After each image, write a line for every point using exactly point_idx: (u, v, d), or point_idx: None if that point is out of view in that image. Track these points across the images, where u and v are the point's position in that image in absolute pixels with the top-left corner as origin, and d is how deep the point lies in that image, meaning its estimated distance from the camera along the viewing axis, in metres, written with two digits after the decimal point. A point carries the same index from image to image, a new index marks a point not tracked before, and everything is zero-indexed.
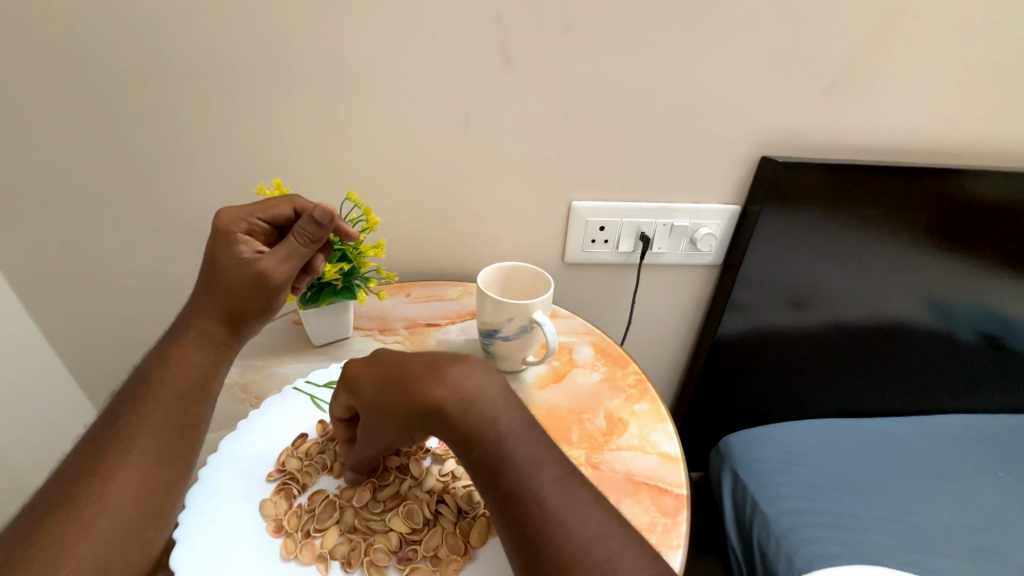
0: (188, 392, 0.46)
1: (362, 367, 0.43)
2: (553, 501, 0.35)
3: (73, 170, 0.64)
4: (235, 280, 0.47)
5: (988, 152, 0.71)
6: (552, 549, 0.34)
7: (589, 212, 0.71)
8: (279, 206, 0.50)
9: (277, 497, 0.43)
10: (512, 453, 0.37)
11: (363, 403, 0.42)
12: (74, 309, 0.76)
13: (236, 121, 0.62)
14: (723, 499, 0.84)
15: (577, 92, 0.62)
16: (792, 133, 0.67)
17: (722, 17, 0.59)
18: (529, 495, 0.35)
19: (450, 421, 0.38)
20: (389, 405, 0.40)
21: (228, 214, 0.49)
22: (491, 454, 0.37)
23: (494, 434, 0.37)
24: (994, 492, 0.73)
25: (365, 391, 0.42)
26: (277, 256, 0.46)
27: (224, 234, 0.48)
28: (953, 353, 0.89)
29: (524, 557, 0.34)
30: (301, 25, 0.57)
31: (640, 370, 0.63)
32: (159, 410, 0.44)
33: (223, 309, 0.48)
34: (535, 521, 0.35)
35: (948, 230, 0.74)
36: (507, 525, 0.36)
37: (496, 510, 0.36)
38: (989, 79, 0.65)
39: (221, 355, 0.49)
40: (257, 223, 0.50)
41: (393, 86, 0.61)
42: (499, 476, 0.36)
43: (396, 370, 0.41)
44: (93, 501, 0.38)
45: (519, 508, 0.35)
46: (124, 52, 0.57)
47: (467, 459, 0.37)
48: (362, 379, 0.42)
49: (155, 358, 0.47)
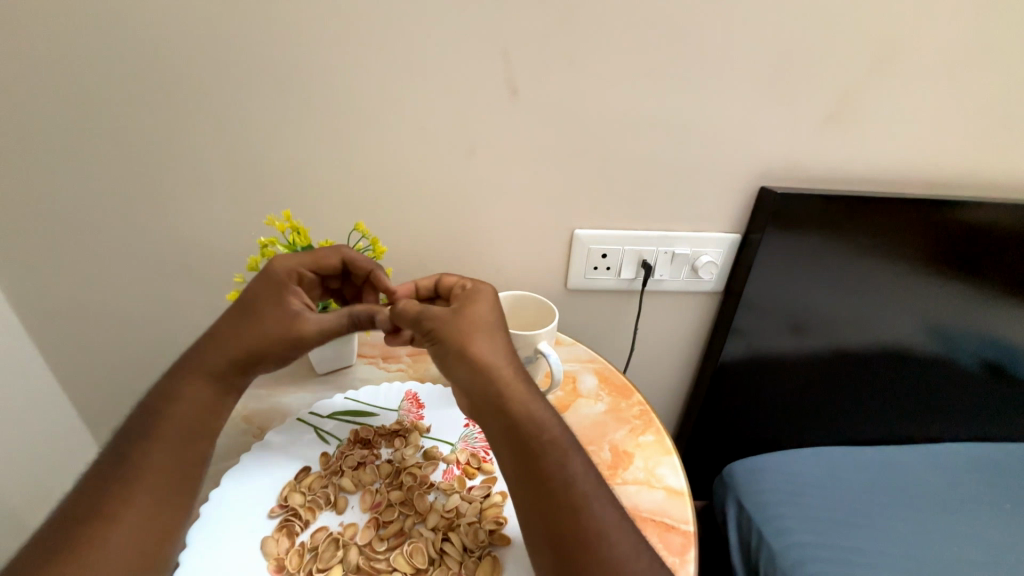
0: (195, 429, 0.46)
1: (484, 295, 0.50)
2: (606, 497, 0.41)
3: (81, 196, 0.64)
4: (280, 327, 0.49)
5: (981, 182, 0.73)
6: (608, 542, 0.38)
7: (592, 241, 0.72)
8: (330, 258, 0.53)
9: (279, 534, 0.43)
10: (574, 447, 0.43)
11: (464, 322, 0.48)
12: (74, 335, 0.75)
13: (245, 150, 0.63)
14: (727, 530, 0.82)
15: (579, 127, 0.64)
16: (789, 165, 0.69)
17: (718, 57, 0.61)
18: (588, 487, 0.41)
19: (528, 398, 0.44)
20: (483, 343, 0.46)
21: (284, 262, 0.51)
22: (557, 441, 0.42)
23: (561, 427, 0.44)
24: (1002, 525, 0.72)
25: (478, 313, 0.48)
26: (330, 321, 0.50)
27: (278, 282, 0.50)
28: (956, 379, 0.89)
29: (571, 548, 0.38)
30: (314, 59, 0.59)
31: (645, 400, 0.62)
32: (163, 450, 0.43)
33: (247, 352, 0.48)
34: (591, 514, 0.39)
35: (947, 257, 0.75)
36: (557, 513, 0.39)
37: (543, 494, 0.40)
38: (979, 114, 0.67)
39: (230, 394, 0.49)
40: (307, 275, 0.52)
41: (401, 117, 0.62)
42: (558, 462, 0.41)
43: (499, 332, 0.47)
44: (93, 546, 0.38)
45: (579, 497, 0.40)
46: (136, 81, 0.58)
47: (530, 440, 0.42)
48: (482, 302, 0.49)
49: (157, 395, 0.47)
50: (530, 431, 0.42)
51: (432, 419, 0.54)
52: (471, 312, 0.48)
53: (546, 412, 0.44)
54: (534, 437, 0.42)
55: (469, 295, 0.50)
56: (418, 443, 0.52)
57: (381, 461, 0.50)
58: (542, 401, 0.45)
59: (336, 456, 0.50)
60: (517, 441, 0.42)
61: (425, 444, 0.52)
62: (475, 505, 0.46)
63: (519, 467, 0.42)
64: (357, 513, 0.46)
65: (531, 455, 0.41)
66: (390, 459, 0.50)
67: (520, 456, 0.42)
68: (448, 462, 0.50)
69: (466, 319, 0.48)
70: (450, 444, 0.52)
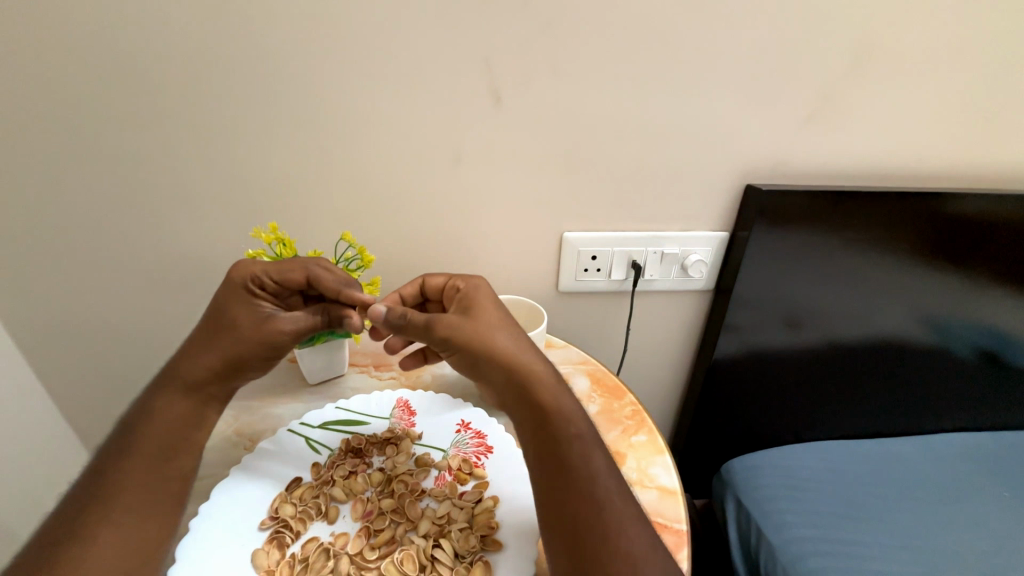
0: (172, 445, 0.46)
1: (487, 295, 0.52)
2: (625, 493, 0.42)
3: (71, 213, 0.65)
4: (249, 335, 0.49)
5: (964, 174, 0.73)
6: (627, 535, 0.39)
7: (581, 243, 0.73)
8: (294, 269, 0.50)
9: (269, 546, 0.42)
10: (596, 441, 0.44)
11: (479, 322, 0.49)
12: (64, 351, 0.75)
13: (232, 163, 0.64)
14: (728, 527, 0.82)
15: (564, 130, 0.65)
16: (774, 163, 0.69)
17: (699, 59, 0.62)
18: (610, 481, 0.42)
19: (552, 393, 0.46)
20: (501, 341, 0.48)
21: (246, 269, 0.50)
22: (583, 435, 0.44)
23: (587, 424, 0.45)
24: (999, 513, 0.72)
25: (490, 314, 0.50)
26: (307, 317, 0.52)
27: (240, 289, 0.50)
28: (950, 370, 0.89)
29: (594, 538, 0.39)
30: (299, 72, 0.59)
31: (637, 400, 0.62)
32: (141, 465, 0.44)
33: (222, 360, 0.49)
34: (613, 507, 0.40)
35: (936, 247, 0.75)
36: (581, 505, 0.40)
37: (568, 486, 0.41)
38: (961, 106, 0.68)
39: (211, 409, 0.50)
40: (269, 282, 0.50)
41: (387, 127, 0.63)
42: (582, 454, 0.43)
43: (514, 330, 0.49)
44: (71, 564, 0.37)
45: (600, 489, 0.41)
46: (123, 98, 0.59)
47: (555, 432, 0.44)
48: (487, 304, 0.51)
49: (136, 412, 0.47)
50: (557, 425, 0.44)
51: (424, 426, 0.55)
52: (483, 312, 0.50)
53: (573, 407, 0.46)
54: (561, 431, 0.44)
55: (472, 296, 0.52)
56: (410, 450, 0.52)
57: (373, 470, 0.50)
58: (567, 395, 0.47)
59: (327, 466, 0.50)
60: (544, 434, 0.44)
61: (417, 452, 0.52)
62: (466, 511, 0.46)
63: (545, 460, 0.43)
64: (348, 523, 0.45)
65: (558, 447, 0.43)
66: (381, 467, 0.50)
67: (546, 447, 0.43)
68: (440, 469, 0.50)
69: (481, 319, 0.49)
70: (441, 450, 0.52)
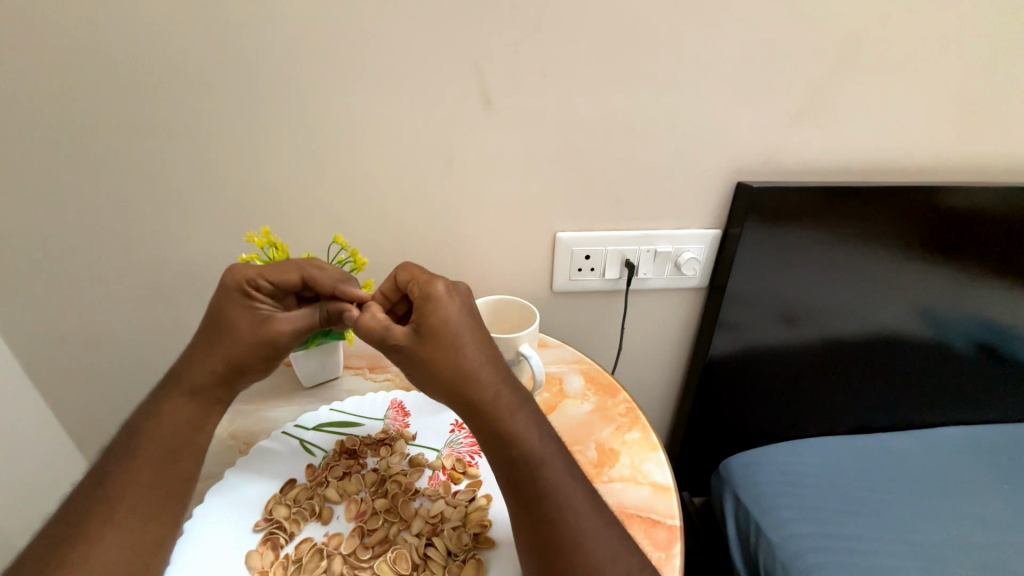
0: (176, 447, 0.47)
1: (440, 300, 0.46)
2: (584, 506, 0.41)
3: (67, 222, 0.65)
4: (250, 338, 0.50)
5: (954, 168, 0.74)
6: (581, 550, 0.39)
7: (574, 242, 0.73)
8: (288, 272, 0.50)
9: (264, 547, 0.43)
10: (550, 458, 0.42)
11: (424, 339, 0.45)
12: (62, 358, 0.76)
13: (226, 169, 0.64)
14: (727, 524, 0.82)
15: (554, 131, 0.65)
16: (764, 160, 0.70)
17: (687, 58, 0.62)
18: (564, 498, 0.41)
19: (499, 413, 0.43)
20: (445, 362, 0.44)
21: (238, 273, 0.49)
22: (533, 453, 0.42)
23: (537, 441, 0.43)
24: (996, 505, 0.72)
25: (434, 329, 0.45)
26: (305, 318, 0.51)
27: (235, 293, 0.49)
28: (947, 364, 0.89)
29: (547, 556, 0.39)
30: (291, 78, 0.60)
31: (631, 398, 0.62)
32: (145, 467, 0.45)
33: (225, 363, 0.49)
34: (567, 525, 0.40)
35: (929, 241, 0.75)
36: (533, 523, 0.40)
37: (521, 504, 0.41)
38: (949, 101, 0.68)
39: (215, 412, 0.50)
40: (264, 285, 0.50)
41: (379, 131, 0.63)
42: (533, 476, 0.41)
43: (463, 342, 0.44)
44: (78, 565, 0.39)
45: (553, 508, 0.40)
46: (117, 107, 0.60)
47: (504, 454, 0.42)
48: (438, 314, 0.45)
49: (142, 413, 0.48)
50: (505, 444, 0.42)
51: (419, 426, 0.55)
52: (428, 327, 0.45)
53: (524, 425, 0.43)
54: (510, 452, 0.42)
55: (424, 303, 0.46)
56: (404, 451, 0.52)
57: (367, 470, 0.50)
58: (522, 410, 0.44)
59: (321, 467, 0.50)
60: (495, 456, 0.43)
61: (411, 452, 0.52)
62: (459, 510, 0.46)
63: (500, 478, 0.43)
64: (343, 523, 0.46)
65: (507, 469, 0.42)
66: (375, 468, 0.51)
67: (498, 466, 0.43)
68: (433, 468, 0.50)
69: (426, 337, 0.45)
70: (436, 450, 0.52)
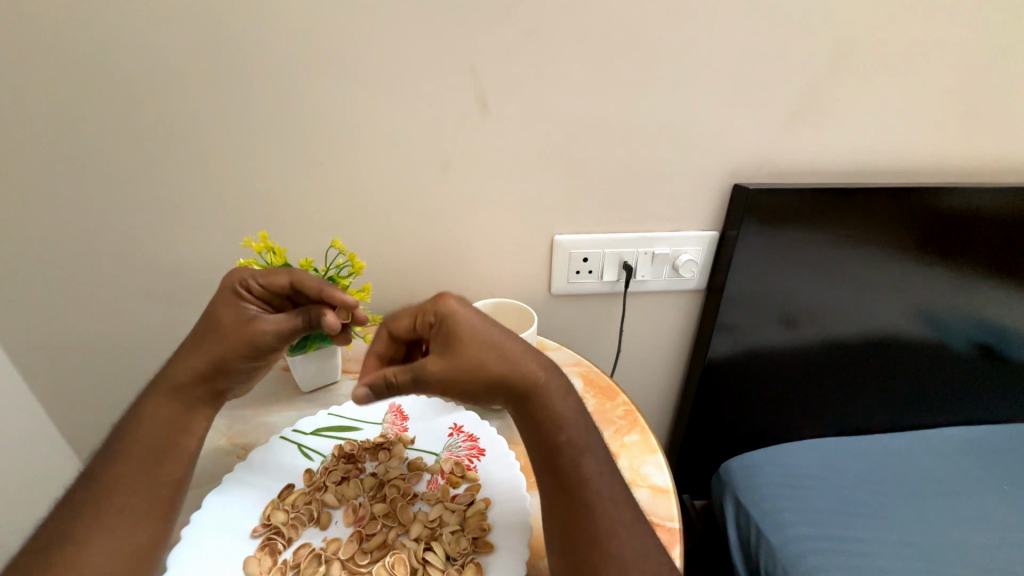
0: (161, 449, 0.46)
1: (467, 313, 0.45)
2: (620, 496, 0.42)
3: (64, 227, 0.66)
4: (232, 336, 0.49)
5: (949, 168, 0.74)
6: (618, 537, 0.40)
7: (572, 245, 0.73)
8: (277, 274, 0.50)
9: (261, 553, 0.43)
10: (590, 447, 0.44)
11: (461, 352, 0.43)
12: (59, 363, 0.76)
13: (224, 175, 0.64)
14: (727, 527, 0.82)
15: (551, 135, 0.66)
16: (761, 162, 0.70)
17: (682, 61, 0.63)
18: (602, 486, 0.42)
19: (543, 403, 0.44)
20: (486, 362, 0.44)
21: (234, 274, 0.51)
22: (576, 439, 0.43)
23: (581, 427, 0.44)
24: (995, 505, 0.72)
25: (471, 333, 0.44)
26: (288, 321, 0.49)
27: (229, 294, 0.50)
28: (946, 364, 0.89)
29: (583, 542, 0.40)
30: (288, 84, 0.60)
31: (630, 400, 0.62)
32: (132, 468, 0.44)
33: (207, 362, 0.49)
34: (605, 512, 0.41)
35: (926, 241, 0.76)
36: (572, 510, 0.41)
37: (560, 492, 0.42)
38: (943, 103, 0.69)
39: (199, 413, 0.49)
40: (255, 286, 0.50)
41: (377, 136, 0.64)
42: (575, 463, 0.43)
43: (507, 337, 0.45)
44: (64, 568, 0.39)
45: (592, 495, 0.42)
46: (115, 113, 0.60)
47: (547, 441, 0.43)
48: (468, 328, 0.44)
49: (128, 415, 0.48)
50: (548, 432, 0.44)
51: (417, 430, 0.55)
52: (463, 336, 0.44)
53: (568, 413, 0.44)
54: (553, 440, 0.43)
55: (450, 324, 0.45)
56: (403, 455, 0.52)
57: (366, 474, 0.50)
58: (566, 400, 0.45)
59: (320, 471, 0.50)
60: (538, 443, 0.44)
61: (409, 456, 0.52)
62: (458, 514, 0.46)
63: (539, 465, 0.44)
64: (341, 528, 0.46)
65: (549, 455, 0.43)
66: (374, 472, 0.50)
67: (539, 453, 0.44)
68: (432, 472, 0.50)
69: (462, 348, 0.43)
70: (434, 454, 0.52)
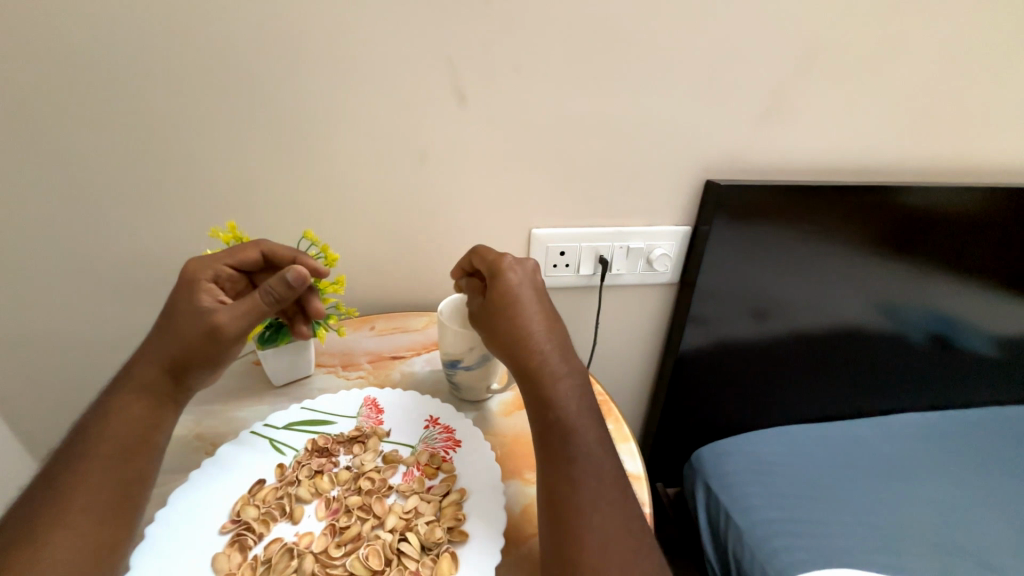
0: (129, 447, 0.44)
1: (509, 275, 0.50)
2: (607, 475, 0.44)
3: (14, 216, 0.62)
4: (190, 329, 0.47)
5: (908, 168, 0.78)
6: (597, 513, 0.41)
7: (549, 238, 0.74)
8: (246, 250, 0.52)
9: (230, 549, 0.42)
10: (583, 425, 0.46)
11: (492, 309, 0.50)
12: (10, 360, 0.72)
13: (190, 162, 0.62)
14: (699, 513, 0.84)
15: (528, 128, 0.66)
16: (732, 160, 0.72)
17: (658, 59, 0.64)
18: (588, 463, 0.44)
19: (543, 379, 0.47)
20: (506, 328, 0.49)
21: (197, 262, 0.51)
22: (569, 418, 0.46)
23: (575, 406, 0.46)
24: (943, 485, 0.77)
25: (502, 297, 0.49)
26: (246, 308, 0.48)
27: (189, 283, 0.49)
28: (902, 353, 0.94)
29: (564, 515, 0.41)
30: (258, 69, 0.58)
31: (604, 391, 0.64)
32: (96, 466, 0.42)
33: (170, 358, 0.47)
34: (588, 487, 0.42)
35: (884, 238, 0.80)
36: (557, 481, 0.43)
37: (548, 462, 0.44)
38: (900, 106, 0.72)
39: (167, 411, 0.47)
40: (222, 271, 0.51)
41: (351, 126, 0.62)
42: (565, 436, 0.45)
43: (528, 310, 0.49)
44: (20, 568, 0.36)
45: (577, 470, 0.43)
46: (69, 94, 0.56)
47: (542, 414, 0.46)
48: (505, 289, 0.50)
49: (92, 414, 0.46)
50: (545, 405, 0.46)
51: (393, 423, 0.55)
52: (497, 296, 0.50)
53: (566, 390, 0.47)
54: (547, 412, 0.46)
55: (495, 279, 0.51)
56: (378, 448, 0.52)
57: (340, 468, 0.50)
58: (569, 379, 0.48)
59: (292, 467, 0.50)
60: (537, 415, 0.47)
61: (384, 449, 0.52)
62: (433, 504, 0.46)
63: (535, 437, 0.47)
64: (314, 522, 0.45)
65: (544, 427, 0.46)
66: (349, 466, 0.50)
67: (537, 427, 0.47)
68: (408, 464, 0.50)
69: (492, 306, 0.50)
70: (410, 446, 0.52)
